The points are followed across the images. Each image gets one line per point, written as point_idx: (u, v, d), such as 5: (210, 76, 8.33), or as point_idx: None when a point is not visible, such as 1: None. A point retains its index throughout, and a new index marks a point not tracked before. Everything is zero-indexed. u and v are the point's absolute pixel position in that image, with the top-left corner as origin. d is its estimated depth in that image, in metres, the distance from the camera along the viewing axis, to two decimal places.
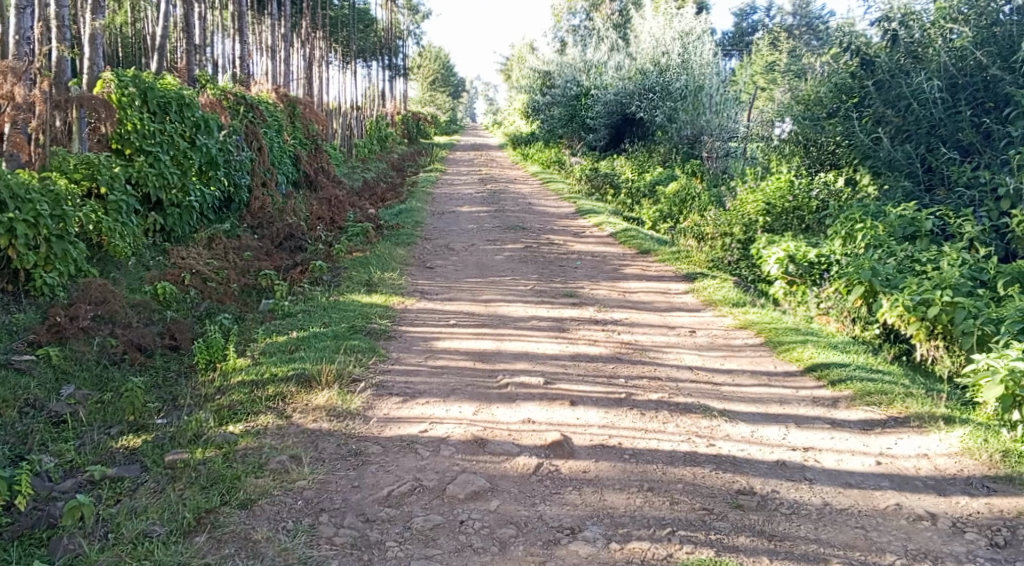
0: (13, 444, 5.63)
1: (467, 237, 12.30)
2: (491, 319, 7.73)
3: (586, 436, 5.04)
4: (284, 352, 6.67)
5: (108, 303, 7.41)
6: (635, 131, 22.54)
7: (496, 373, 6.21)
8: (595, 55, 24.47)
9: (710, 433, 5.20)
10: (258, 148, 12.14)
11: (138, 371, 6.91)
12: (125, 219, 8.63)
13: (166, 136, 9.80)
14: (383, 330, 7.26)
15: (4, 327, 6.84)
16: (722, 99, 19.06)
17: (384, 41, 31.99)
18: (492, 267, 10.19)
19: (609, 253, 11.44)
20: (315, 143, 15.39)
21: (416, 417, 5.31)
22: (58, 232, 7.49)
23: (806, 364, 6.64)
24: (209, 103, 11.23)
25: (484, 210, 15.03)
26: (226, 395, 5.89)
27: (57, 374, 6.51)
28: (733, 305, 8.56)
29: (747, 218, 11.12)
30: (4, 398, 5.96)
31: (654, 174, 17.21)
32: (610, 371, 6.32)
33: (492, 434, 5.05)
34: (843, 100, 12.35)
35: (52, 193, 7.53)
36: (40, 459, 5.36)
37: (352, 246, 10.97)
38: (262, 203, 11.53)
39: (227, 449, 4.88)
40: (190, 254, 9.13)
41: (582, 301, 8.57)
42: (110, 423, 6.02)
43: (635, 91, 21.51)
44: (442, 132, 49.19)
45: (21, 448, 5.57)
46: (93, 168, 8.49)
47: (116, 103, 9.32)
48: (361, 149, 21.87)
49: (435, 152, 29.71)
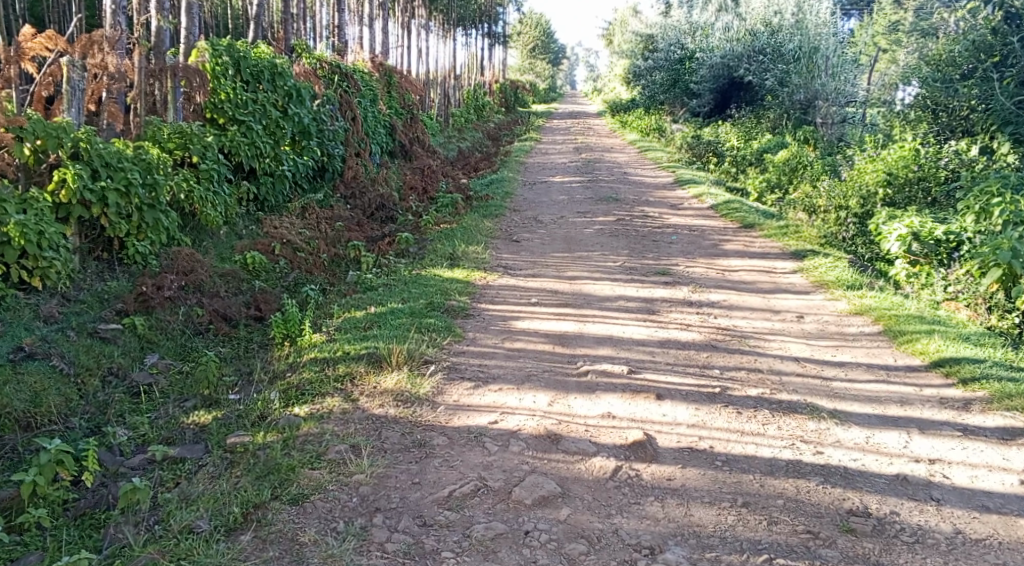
0: (93, 414, 5.50)
1: (558, 209, 11.81)
2: (576, 299, 7.24)
3: (672, 436, 4.52)
4: (357, 329, 6.37)
5: (195, 273, 7.25)
6: (743, 96, 21.42)
7: (577, 358, 5.73)
8: (702, 16, 23.52)
9: (818, 438, 4.58)
10: (352, 117, 11.91)
11: (221, 341, 6.76)
12: (217, 187, 8.48)
13: (259, 105, 9.60)
14: (461, 308, 6.88)
15: (96, 294, 6.77)
16: (840, 61, 17.37)
17: (484, 8, 31.49)
18: (580, 241, 9.67)
19: (708, 227, 10.71)
20: (410, 112, 15.09)
21: (487, 406, 4.90)
22: (150, 201, 7.34)
23: (932, 359, 5.88)
24: (303, 72, 11.04)
25: (577, 180, 14.47)
26: (296, 373, 5.61)
27: (141, 343, 6.40)
28: (848, 288, 7.74)
29: (865, 190, 10.12)
30: (87, 367, 5.87)
31: (761, 142, 16.30)
32: (703, 361, 5.74)
33: (568, 429, 4.59)
34: (981, 59, 11.34)
35: (144, 161, 7.38)
36: (114, 431, 5.22)
37: (441, 217, 10.66)
38: (355, 171, 11.20)
39: (286, 435, 4.59)
40: (282, 224, 8.96)
41: (676, 280, 7.96)
42: (186, 397, 5.82)
43: (744, 53, 20.34)
44: (542, 100, 48.54)
45: (99, 419, 5.47)
46: (187, 137, 8.37)
47: (210, 72, 9.10)
48: (458, 119, 21.54)
49: (533, 122, 29.14)
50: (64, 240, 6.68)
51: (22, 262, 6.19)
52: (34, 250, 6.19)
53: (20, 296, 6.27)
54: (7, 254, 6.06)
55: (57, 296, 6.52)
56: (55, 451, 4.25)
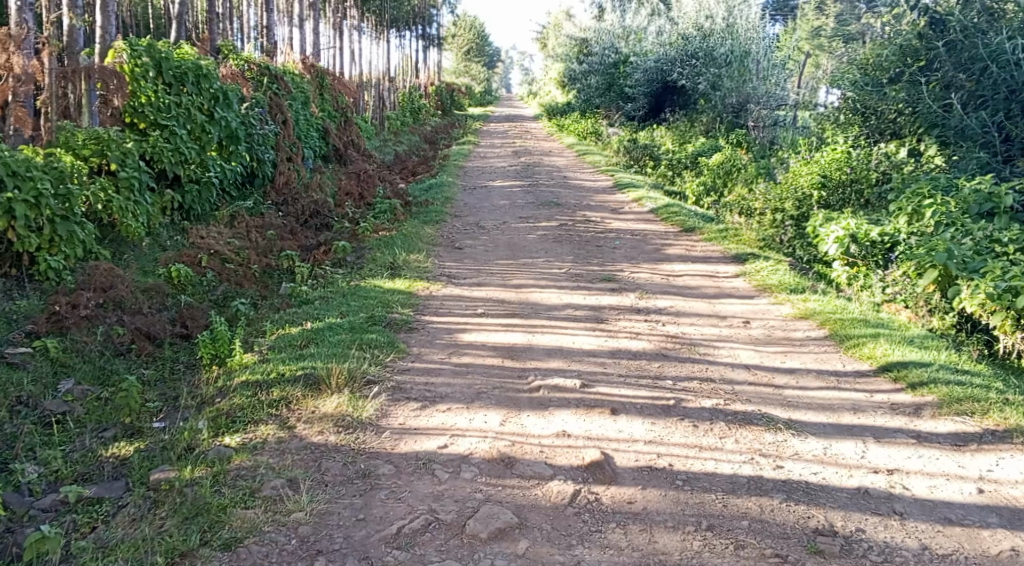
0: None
1: (499, 214, 11.59)
2: (522, 308, 7.03)
3: (630, 454, 4.34)
4: (293, 348, 6.02)
5: (115, 288, 6.80)
6: (677, 99, 21.60)
7: (527, 373, 5.52)
8: (635, 20, 23.53)
9: (777, 451, 4.46)
10: (282, 121, 11.42)
11: (144, 363, 6.31)
12: (138, 196, 7.99)
13: (183, 109, 9.10)
14: (404, 321, 6.60)
15: (3, 316, 6.29)
16: (770, 65, 18.38)
17: (417, 11, 31.13)
18: (524, 247, 9.47)
19: (650, 231, 10.63)
20: (344, 115, 14.68)
21: (435, 429, 4.65)
22: (63, 213, 6.84)
23: (880, 363, 5.85)
24: (230, 74, 10.64)
25: (517, 185, 14.28)
26: (227, 398, 5.25)
27: (54, 368, 5.94)
28: (791, 292, 7.72)
29: (801, 192, 10.26)
30: None
31: (696, 145, 16.41)
32: (655, 371, 5.59)
33: (522, 451, 4.37)
34: (908, 63, 11.52)
35: (54, 169, 6.90)
36: (22, 469, 4.80)
37: (379, 224, 10.33)
38: (287, 177, 10.79)
39: (217, 469, 4.25)
40: (210, 233, 8.51)
41: (622, 286, 7.83)
42: (104, 426, 5.40)
43: (677, 57, 20.38)
44: (478, 103, 48.33)
45: (6, 455, 5.03)
46: (103, 143, 7.84)
47: (128, 73, 8.64)
48: (393, 123, 21.16)
49: (469, 125, 28.90)
50: None
51: None
52: None
53: None
54: None
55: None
56: None
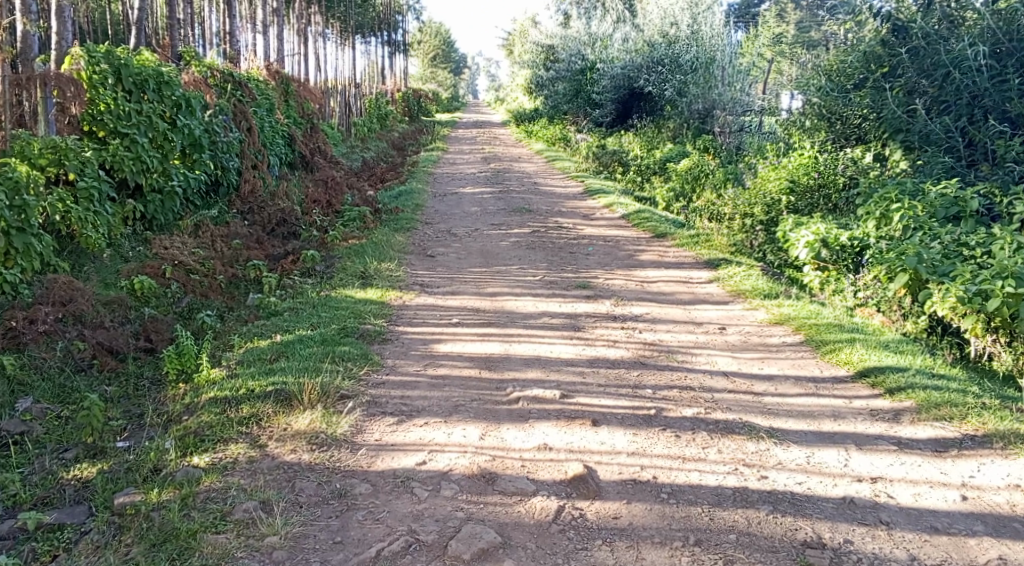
0: None
1: (470, 221, 11.48)
2: (498, 317, 6.92)
3: (613, 467, 4.28)
4: (263, 362, 5.84)
5: (75, 302, 6.58)
6: (643, 106, 21.68)
7: (504, 384, 5.42)
8: (600, 27, 23.46)
9: (760, 460, 4.42)
10: (247, 128, 11.20)
11: (107, 379, 6.09)
12: (98, 207, 7.76)
13: (144, 116, 8.86)
14: (377, 332, 6.45)
15: None
16: (735, 71, 18.06)
17: (382, 16, 30.92)
18: (497, 255, 9.37)
19: (622, 237, 10.60)
20: (310, 122, 14.46)
21: (413, 445, 4.54)
22: (19, 224, 6.58)
23: (857, 369, 5.83)
24: (192, 80, 10.29)
25: (487, 191, 14.18)
26: (194, 415, 5.08)
27: (12, 386, 5.71)
28: (765, 297, 7.70)
29: (769, 198, 10.28)
30: None
31: (664, 151, 16.46)
32: (634, 380, 5.52)
33: (502, 467, 4.29)
34: (871, 70, 11.65)
35: (10, 179, 6.62)
36: None
37: (348, 232, 10.16)
38: (253, 185, 10.58)
39: (185, 491, 4.09)
40: (173, 243, 8.30)
41: (597, 293, 7.76)
42: (65, 446, 5.19)
43: (643, 65, 20.52)
44: (445, 108, 48.19)
45: None
46: (60, 152, 7.59)
47: (86, 80, 8.37)
48: (360, 129, 20.97)
49: (437, 131, 28.76)
50: None
51: None
52: None
53: None
54: None
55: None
56: None
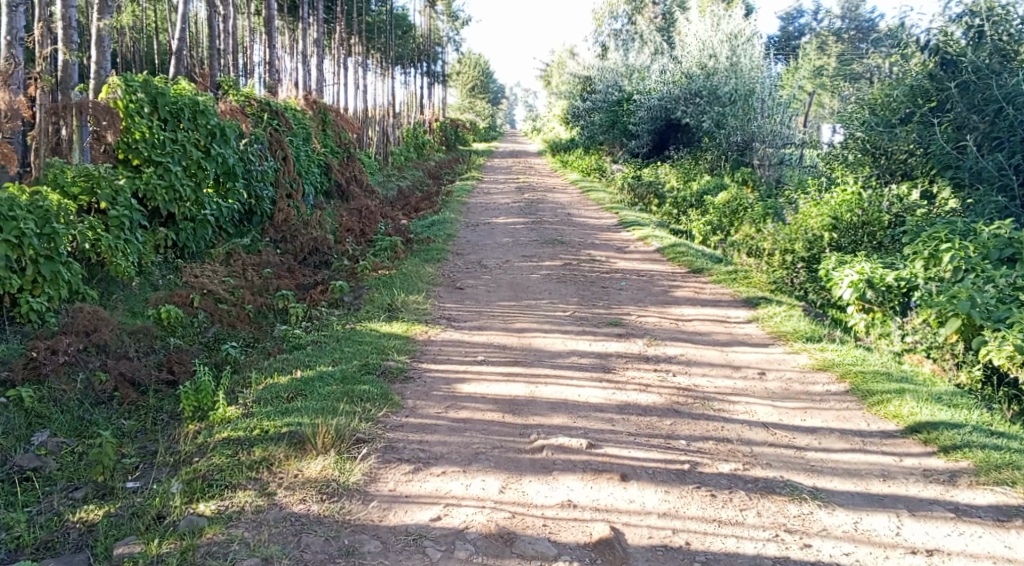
0: None
1: (501, 253, 11.25)
2: (525, 356, 6.65)
3: (643, 530, 4.05)
4: (279, 401, 5.60)
5: (99, 332, 6.33)
6: (680, 137, 21.36)
7: (528, 430, 5.13)
8: (638, 59, 23.43)
9: (803, 526, 4.15)
10: (283, 157, 11.14)
11: (126, 413, 5.88)
12: (128, 235, 7.64)
13: (178, 145, 8.80)
14: (400, 370, 6.22)
15: None
16: (775, 103, 17.76)
17: (422, 47, 31.10)
18: (527, 288, 9.12)
19: (657, 272, 10.29)
20: (347, 151, 14.41)
21: (428, 497, 4.31)
22: (47, 252, 6.44)
23: (908, 424, 5.43)
24: (229, 109, 10.23)
25: (520, 221, 13.97)
26: (205, 457, 4.85)
27: (29, 419, 5.54)
28: (807, 341, 7.31)
29: (811, 233, 9.78)
30: None
31: (701, 183, 16.08)
32: (667, 430, 5.20)
33: (523, 526, 4.06)
34: (919, 104, 11.21)
35: (40, 209, 6.49)
36: None
37: (378, 262, 9.99)
38: (287, 214, 10.41)
39: (186, 543, 3.94)
40: (204, 272, 8.20)
41: (629, 332, 7.46)
42: (75, 485, 4.99)
43: (680, 96, 20.25)
44: (483, 138, 48.27)
45: None
46: (94, 181, 7.51)
47: (122, 109, 8.31)
48: (396, 158, 20.98)
49: (473, 160, 28.74)
50: None
51: None
52: None
53: None
54: None
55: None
56: None
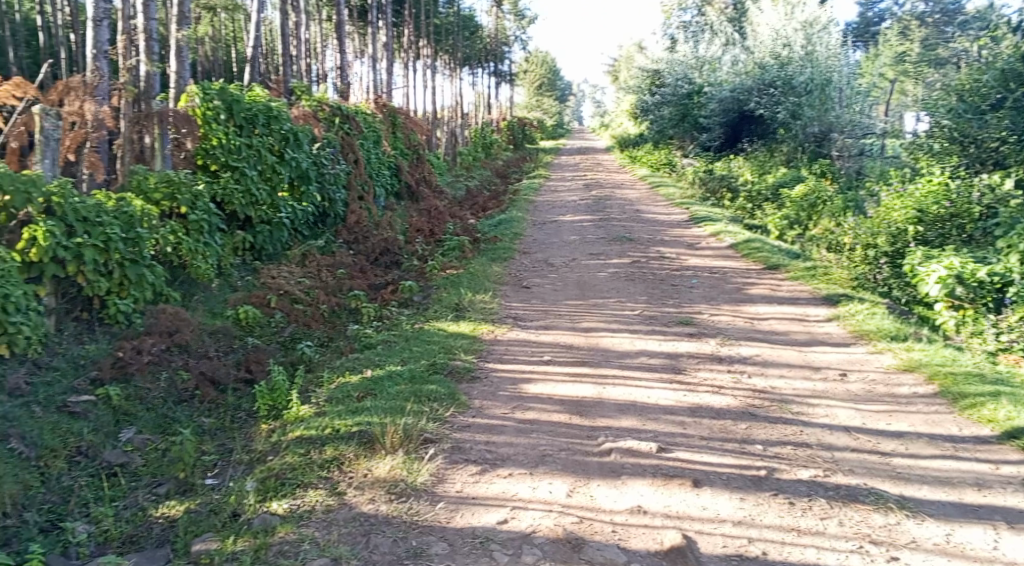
0: (53, 505, 4.70)
1: (569, 251, 11.14)
2: (593, 356, 6.54)
3: (716, 538, 3.90)
4: (350, 401, 5.63)
5: (181, 333, 6.41)
6: (756, 129, 20.58)
7: (596, 432, 5.01)
8: (709, 50, 22.89)
9: (890, 537, 3.93)
10: (354, 160, 11.27)
11: (207, 410, 5.94)
12: (208, 238, 7.79)
13: (254, 150, 8.94)
14: (466, 369, 6.19)
15: (72, 360, 5.82)
16: (853, 93, 17.40)
17: (490, 47, 31.18)
18: (595, 287, 8.98)
19: (730, 269, 10.01)
20: (416, 152, 14.50)
21: (495, 499, 4.25)
22: (132, 256, 6.42)
23: (1004, 429, 5.11)
24: (302, 114, 10.42)
25: (588, 219, 13.82)
26: (279, 455, 4.91)
27: (116, 417, 5.51)
28: (892, 340, 6.97)
29: (894, 227, 9.35)
30: (51, 448, 4.98)
31: (777, 175, 15.60)
32: (742, 434, 5.01)
33: (592, 532, 3.96)
34: (1010, 88, 10.77)
35: (125, 214, 6.48)
36: (73, 527, 4.50)
37: (446, 262, 10.02)
38: (359, 216, 10.55)
39: (259, 542, 3.98)
40: (281, 273, 8.37)
41: (702, 331, 7.25)
42: (158, 480, 5.04)
43: (754, 86, 19.58)
44: (551, 136, 48.14)
45: (59, 511, 4.66)
46: (174, 186, 7.65)
47: (200, 117, 8.52)
48: (464, 158, 21.08)
49: (541, 158, 28.68)
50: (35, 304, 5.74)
51: None
52: None
53: None
54: None
55: (26, 364, 5.55)
56: None
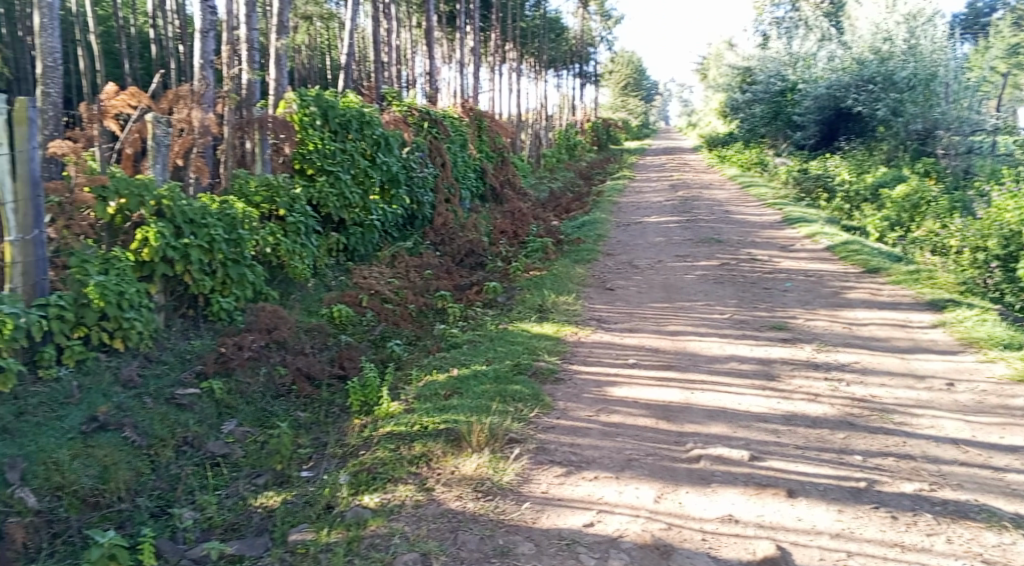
0: (163, 491, 4.87)
1: (655, 252, 10.99)
2: (679, 360, 6.43)
3: (813, 551, 3.76)
4: (436, 398, 5.70)
5: (278, 330, 6.61)
6: (852, 127, 19.72)
7: (684, 438, 4.92)
8: (803, 46, 22.28)
9: (1004, 557, 3.70)
10: (441, 164, 11.44)
11: (303, 405, 6.08)
12: (305, 239, 8.02)
13: (347, 154, 9.16)
14: (550, 370, 6.17)
15: (179, 354, 6.10)
16: (962, 87, 16.55)
17: (576, 48, 31.10)
18: (682, 289, 8.83)
19: (826, 271, 9.68)
20: (501, 155, 14.57)
21: (581, 502, 4.22)
22: (234, 256, 6.69)
23: None
24: (392, 120, 10.61)
25: (675, 220, 13.60)
26: (369, 450, 5.02)
27: (219, 409, 5.72)
28: (1005, 348, 6.58)
29: (1007, 229, 8.82)
30: (160, 437, 5.18)
31: (876, 174, 15.04)
32: (840, 444, 4.83)
33: (681, 539, 3.88)
34: None
35: (228, 217, 6.75)
36: (181, 514, 4.64)
37: (530, 263, 10.04)
38: (445, 218, 10.71)
39: (352, 534, 4.07)
40: (372, 274, 8.58)
41: (796, 336, 7.03)
42: (258, 471, 5.13)
43: (851, 83, 18.92)
44: (637, 136, 47.66)
45: (168, 497, 4.82)
46: (274, 190, 7.92)
47: (297, 123, 8.82)
48: (549, 160, 21.08)
49: (627, 159, 28.40)
50: (147, 301, 6.02)
51: (103, 324, 5.47)
52: (114, 312, 5.47)
53: (101, 359, 5.51)
54: (87, 317, 5.36)
55: (139, 358, 5.78)
56: (108, 546, 4.01)
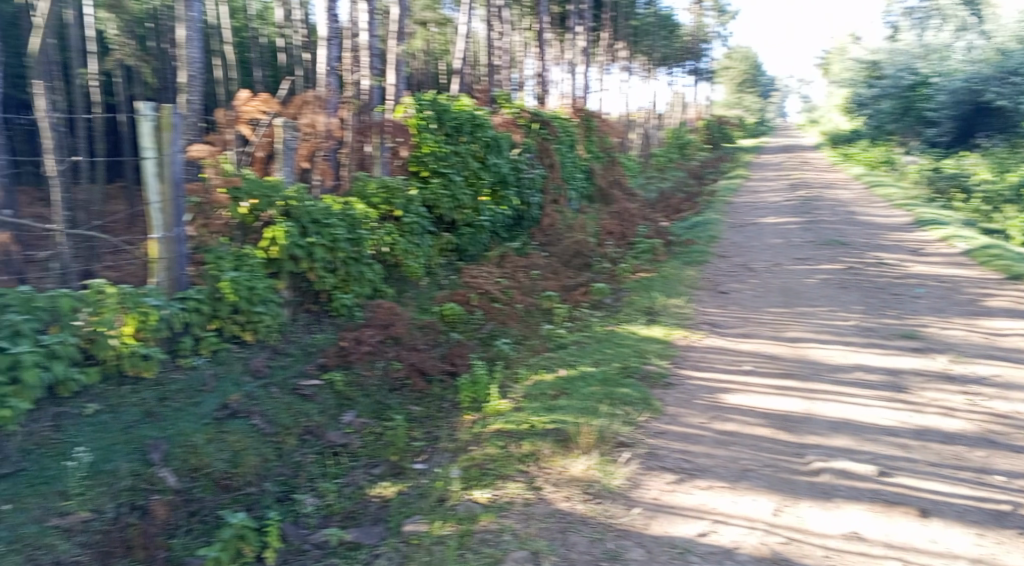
0: (286, 478, 4.94)
1: (771, 255, 10.71)
2: (798, 368, 6.26)
3: None
4: (545, 398, 5.77)
5: (393, 326, 6.81)
6: (994, 122, 18.72)
7: (804, 450, 4.80)
8: (937, 39, 21.10)
9: None
10: (550, 165, 11.53)
11: (416, 399, 6.10)
12: (419, 240, 8.30)
13: (460, 157, 9.35)
14: (660, 375, 6.13)
15: (303, 348, 6.38)
16: None
17: (689, 46, 30.59)
18: (802, 294, 8.57)
19: (961, 277, 9.19)
20: (610, 156, 14.51)
21: (694, 511, 4.19)
22: (355, 255, 7.07)
23: None
24: (502, 122, 10.79)
25: (794, 221, 13.19)
26: (481, 446, 5.13)
27: (339, 401, 5.88)
28: None
29: None
30: (285, 426, 5.39)
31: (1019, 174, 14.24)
32: (979, 463, 4.60)
33: (802, 554, 3.80)
34: None
35: (349, 216, 7.16)
36: (303, 499, 4.72)
37: (639, 265, 9.99)
38: (552, 220, 10.72)
39: (464, 529, 4.16)
40: (481, 273, 8.68)
41: (929, 347, 6.72)
42: (374, 462, 5.23)
43: (993, 75, 18.26)
44: (751, 134, 46.45)
45: (291, 484, 4.89)
46: (392, 192, 8.29)
47: (414, 127, 9.10)
48: (659, 161, 20.85)
49: (740, 158, 27.73)
50: (276, 296, 6.42)
51: (234, 317, 5.94)
52: (246, 305, 5.96)
53: (232, 350, 5.89)
54: (220, 310, 5.85)
55: (267, 349, 6.13)
56: (237, 527, 4.24)
